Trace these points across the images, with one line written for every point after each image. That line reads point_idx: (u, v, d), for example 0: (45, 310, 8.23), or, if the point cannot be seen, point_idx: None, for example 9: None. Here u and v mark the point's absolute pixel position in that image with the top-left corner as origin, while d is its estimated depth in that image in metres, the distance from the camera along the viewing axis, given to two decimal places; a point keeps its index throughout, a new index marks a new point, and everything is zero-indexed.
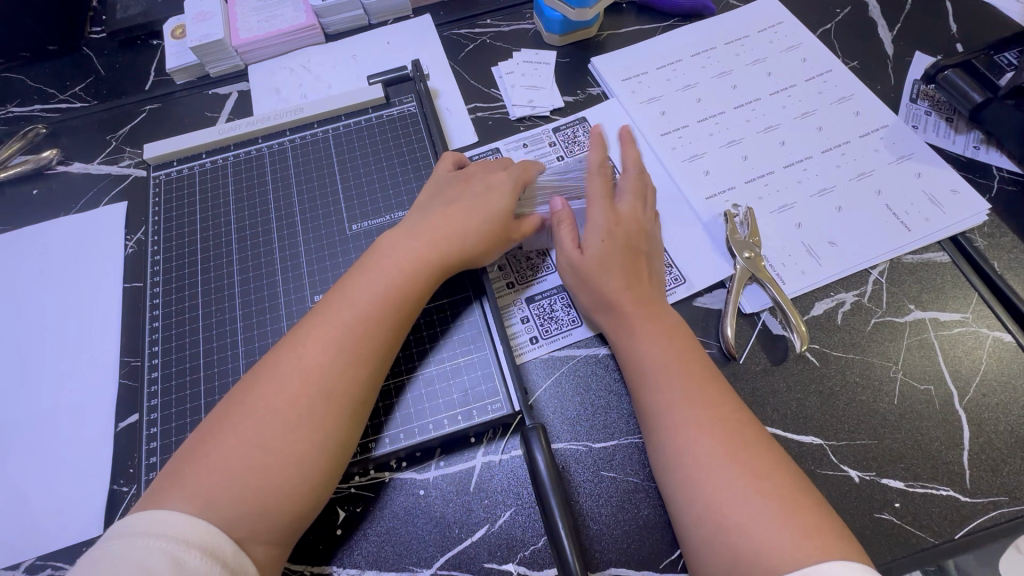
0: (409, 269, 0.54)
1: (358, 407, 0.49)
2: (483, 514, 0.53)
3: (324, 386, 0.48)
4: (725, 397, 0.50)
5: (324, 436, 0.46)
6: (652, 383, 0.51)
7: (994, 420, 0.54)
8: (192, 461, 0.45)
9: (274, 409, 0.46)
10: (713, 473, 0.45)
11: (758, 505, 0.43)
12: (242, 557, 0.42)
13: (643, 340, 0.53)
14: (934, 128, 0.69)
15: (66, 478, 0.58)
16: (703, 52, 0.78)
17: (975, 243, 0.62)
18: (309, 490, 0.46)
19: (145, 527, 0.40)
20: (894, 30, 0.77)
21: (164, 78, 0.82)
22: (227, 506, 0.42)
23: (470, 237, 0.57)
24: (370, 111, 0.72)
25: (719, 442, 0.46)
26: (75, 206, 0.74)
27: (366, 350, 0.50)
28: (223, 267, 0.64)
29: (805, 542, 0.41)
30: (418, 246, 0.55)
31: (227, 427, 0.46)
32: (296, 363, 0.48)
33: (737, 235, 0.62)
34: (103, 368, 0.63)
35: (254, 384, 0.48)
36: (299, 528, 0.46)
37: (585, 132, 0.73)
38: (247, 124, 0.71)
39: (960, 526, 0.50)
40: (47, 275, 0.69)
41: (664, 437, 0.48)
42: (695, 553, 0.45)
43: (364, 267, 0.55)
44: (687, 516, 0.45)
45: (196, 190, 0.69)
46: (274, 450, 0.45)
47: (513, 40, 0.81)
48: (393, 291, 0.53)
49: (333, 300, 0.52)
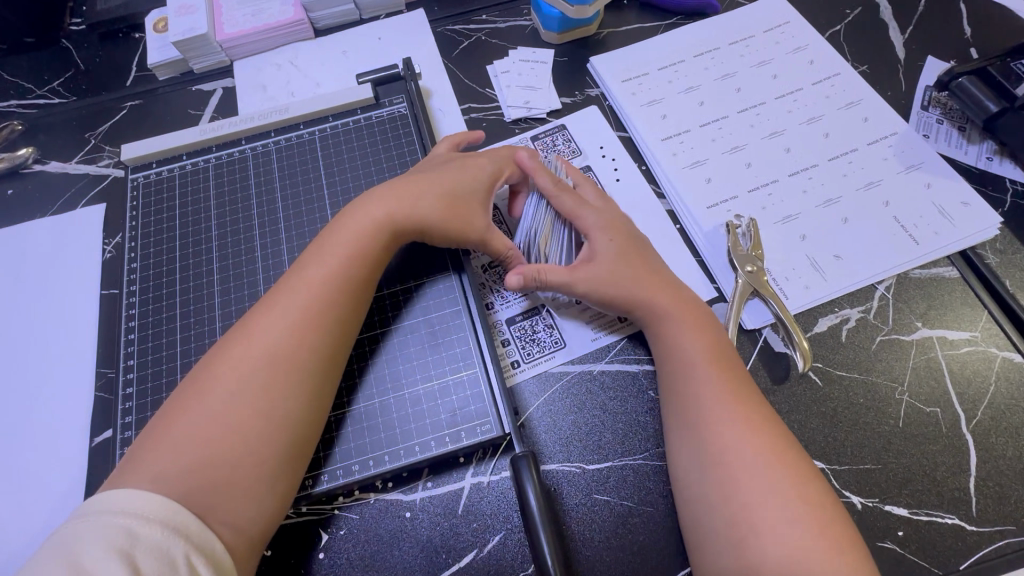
0: (360, 234, 0.53)
1: (312, 374, 0.47)
2: (471, 537, 0.51)
3: (269, 353, 0.46)
4: (762, 399, 0.49)
5: (274, 404, 0.45)
6: (696, 374, 0.49)
7: (1003, 444, 0.52)
8: (145, 440, 0.43)
9: (220, 378, 0.45)
10: (752, 472, 0.44)
11: (797, 511, 0.42)
12: (208, 535, 0.39)
13: (684, 329, 0.52)
14: (947, 138, 0.66)
15: (38, 495, 0.56)
16: (707, 52, 0.75)
17: (986, 259, 0.60)
18: (263, 460, 0.44)
19: (100, 505, 0.38)
20: (906, 33, 0.74)
21: (146, 74, 0.78)
22: (186, 479, 0.40)
23: (429, 205, 0.55)
24: (359, 111, 0.69)
25: (761, 442, 0.45)
26: (51, 208, 0.71)
27: (317, 315, 0.49)
28: (203, 275, 0.61)
29: (839, 556, 0.40)
30: (371, 210, 0.54)
31: (180, 405, 0.44)
32: (244, 334, 0.47)
33: (740, 248, 0.60)
34: (78, 380, 0.61)
35: (203, 363, 0.47)
36: (265, 512, 0.44)
37: (565, 140, 0.70)
38: (231, 124, 0.68)
39: (966, 556, 0.48)
40: (21, 281, 0.66)
41: (704, 431, 0.47)
42: (717, 559, 0.43)
43: (316, 241, 0.54)
44: (715, 519, 0.44)
45: (176, 193, 0.66)
46: (221, 418, 0.43)
47: (509, 37, 0.78)
48: (343, 257, 0.52)
49: (286, 276, 0.52)
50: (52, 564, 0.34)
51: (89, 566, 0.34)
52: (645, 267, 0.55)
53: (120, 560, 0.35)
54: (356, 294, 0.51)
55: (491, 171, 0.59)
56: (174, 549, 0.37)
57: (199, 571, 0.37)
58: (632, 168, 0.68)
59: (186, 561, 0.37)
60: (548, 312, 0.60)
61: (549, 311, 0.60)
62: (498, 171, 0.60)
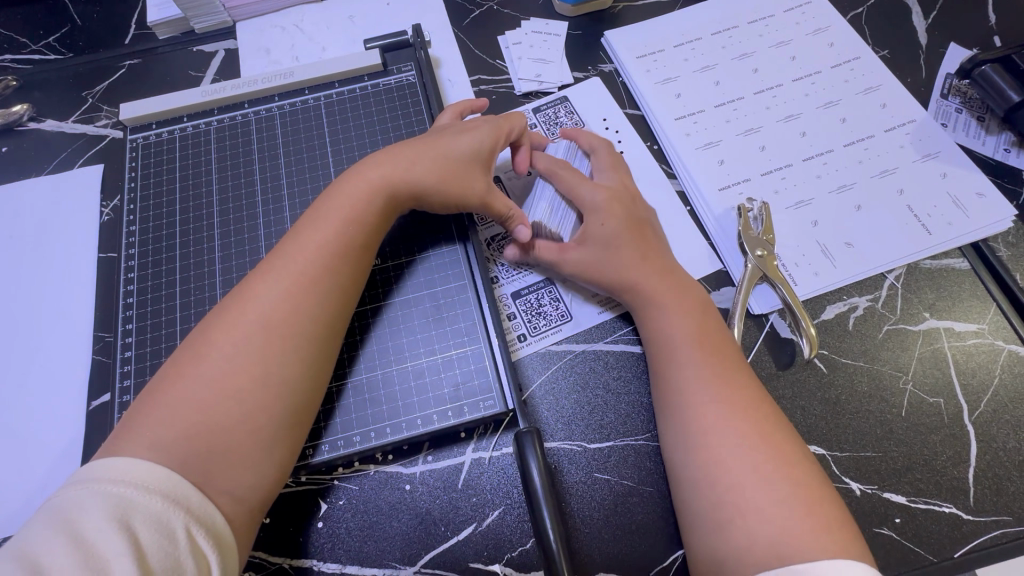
0: (358, 202, 0.52)
1: (309, 342, 0.46)
2: (471, 512, 0.51)
3: (264, 318, 0.45)
4: (749, 382, 0.48)
5: (271, 371, 0.44)
6: (681, 355, 0.49)
7: (1003, 436, 0.52)
8: (138, 407, 0.42)
9: (215, 344, 0.44)
10: (739, 454, 0.43)
11: (784, 492, 0.42)
12: (208, 506, 0.39)
13: (669, 312, 0.52)
14: (965, 127, 0.65)
15: (34, 456, 0.55)
16: (725, 31, 0.73)
17: (997, 252, 0.59)
18: (257, 428, 0.43)
19: (98, 474, 0.37)
20: (929, 19, 0.72)
21: (145, 33, 0.76)
22: (180, 448, 0.40)
23: (427, 172, 0.54)
24: (367, 78, 0.67)
25: (749, 423, 0.45)
26: (46, 167, 0.69)
27: (313, 281, 0.48)
28: (204, 241, 0.60)
29: (827, 536, 0.39)
30: (369, 175, 0.53)
31: (175, 371, 0.43)
32: (239, 300, 0.47)
33: (750, 231, 0.59)
34: (75, 343, 0.60)
35: (198, 328, 0.46)
36: (265, 484, 0.43)
37: (567, 113, 0.68)
38: (233, 87, 0.66)
39: (961, 544, 0.48)
40: (17, 241, 0.65)
41: (691, 413, 0.47)
42: (706, 539, 0.43)
43: (312, 207, 0.52)
44: (703, 502, 0.44)
45: (176, 156, 0.64)
46: (216, 383, 0.42)
47: (522, 7, 0.75)
48: (340, 223, 0.50)
49: (282, 242, 0.50)
50: (55, 532, 0.34)
51: (90, 536, 0.34)
52: (638, 246, 0.55)
53: (121, 531, 0.34)
54: (353, 263, 0.50)
55: (490, 130, 0.57)
56: (176, 522, 0.37)
57: (198, 542, 0.37)
58: (644, 147, 0.66)
59: (186, 533, 0.37)
60: (554, 287, 0.60)
61: (555, 285, 0.60)
62: (500, 131, 0.58)
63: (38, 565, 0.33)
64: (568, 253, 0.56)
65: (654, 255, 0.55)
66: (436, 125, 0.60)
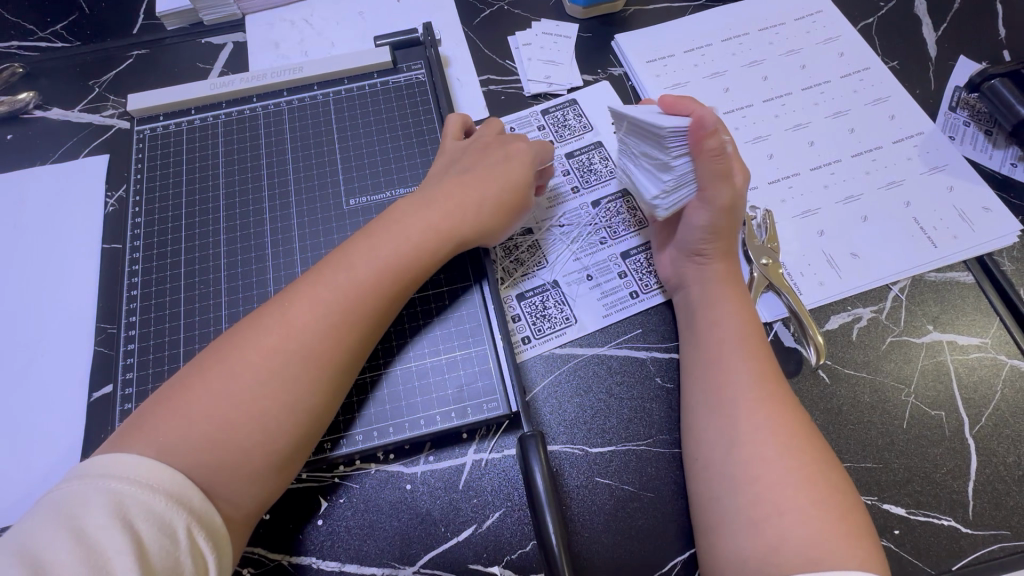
0: (406, 229, 0.51)
1: (338, 372, 0.46)
2: (471, 513, 0.51)
3: (303, 343, 0.45)
4: (788, 389, 0.48)
5: (296, 394, 0.44)
6: (730, 351, 0.50)
7: (1003, 451, 0.52)
8: (155, 403, 0.42)
9: (249, 359, 0.43)
10: (780, 455, 0.43)
11: (815, 495, 0.42)
12: (208, 507, 0.39)
13: (725, 309, 0.52)
14: (972, 140, 0.65)
15: (32, 446, 0.55)
16: (736, 37, 0.72)
17: (1002, 266, 0.59)
18: (272, 448, 0.43)
19: (100, 469, 0.37)
20: (939, 31, 0.73)
21: (154, 22, 0.75)
22: (191, 456, 0.39)
23: (491, 217, 0.55)
24: (376, 75, 0.67)
25: (794, 427, 0.45)
26: (53, 155, 0.69)
27: (353, 311, 0.47)
28: (209, 234, 0.60)
29: (858, 546, 0.40)
30: (419, 205, 0.53)
31: (201, 376, 0.43)
32: (281, 316, 0.46)
33: (755, 239, 0.59)
34: (78, 334, 0.60)
35: (235, 334, 0.45)
36: (269, 494, 0.43)
37: (575, 116, 0.68)
38: (241, 80, 0.65)
39: (958, 557, 0.49)
40: (21, 230, 0.65)
41: (735, 409, 0.46)
42: (732, 534, 0.42)
43: (363, 230, 0.52)
44: (734, 499, 0.43)
45: (184, 148, 0.64)
46: (240, 401, 0.42)
47: (533, 8, 0.75)
48: (392, 259, 0.50)
49: (331, 258, 0.50)
50: (54, 528, 0.34)
51: (90, 532, 0.34)
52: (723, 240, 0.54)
53: (121, 528, 0.34)
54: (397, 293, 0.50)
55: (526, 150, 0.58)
56: (178, 522, 0.37)
57: (198, 543, 0.37)
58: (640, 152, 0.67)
59: (186, 531, 0.37)
60: (559, 290, 0.60)
61: (560, 288, 0.60)
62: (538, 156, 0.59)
63: (37, 560, 0.33)
64: (721, 185, 0.52)
65: (723, 248, 0.55)
66: (448, 146, 0.60)
